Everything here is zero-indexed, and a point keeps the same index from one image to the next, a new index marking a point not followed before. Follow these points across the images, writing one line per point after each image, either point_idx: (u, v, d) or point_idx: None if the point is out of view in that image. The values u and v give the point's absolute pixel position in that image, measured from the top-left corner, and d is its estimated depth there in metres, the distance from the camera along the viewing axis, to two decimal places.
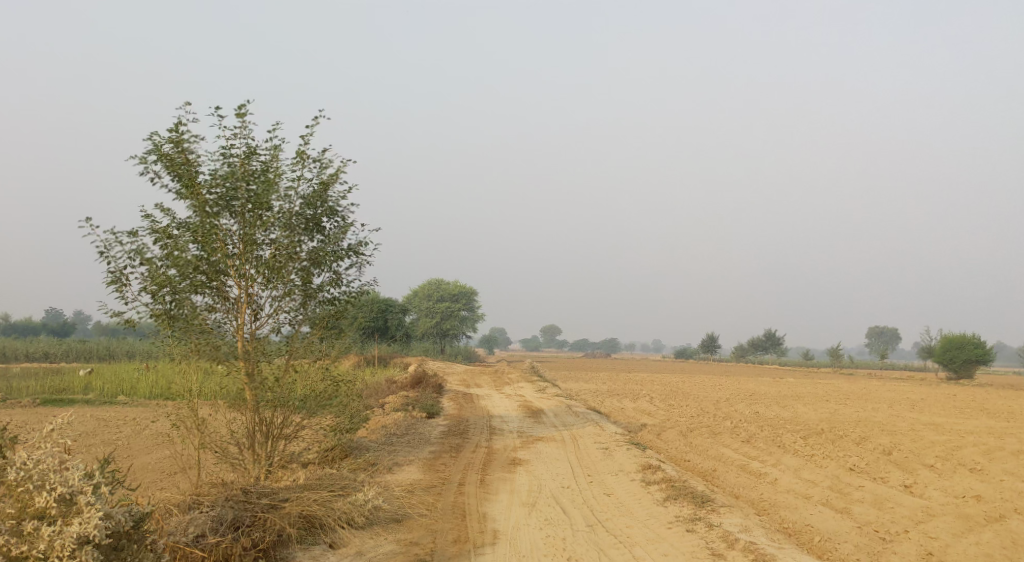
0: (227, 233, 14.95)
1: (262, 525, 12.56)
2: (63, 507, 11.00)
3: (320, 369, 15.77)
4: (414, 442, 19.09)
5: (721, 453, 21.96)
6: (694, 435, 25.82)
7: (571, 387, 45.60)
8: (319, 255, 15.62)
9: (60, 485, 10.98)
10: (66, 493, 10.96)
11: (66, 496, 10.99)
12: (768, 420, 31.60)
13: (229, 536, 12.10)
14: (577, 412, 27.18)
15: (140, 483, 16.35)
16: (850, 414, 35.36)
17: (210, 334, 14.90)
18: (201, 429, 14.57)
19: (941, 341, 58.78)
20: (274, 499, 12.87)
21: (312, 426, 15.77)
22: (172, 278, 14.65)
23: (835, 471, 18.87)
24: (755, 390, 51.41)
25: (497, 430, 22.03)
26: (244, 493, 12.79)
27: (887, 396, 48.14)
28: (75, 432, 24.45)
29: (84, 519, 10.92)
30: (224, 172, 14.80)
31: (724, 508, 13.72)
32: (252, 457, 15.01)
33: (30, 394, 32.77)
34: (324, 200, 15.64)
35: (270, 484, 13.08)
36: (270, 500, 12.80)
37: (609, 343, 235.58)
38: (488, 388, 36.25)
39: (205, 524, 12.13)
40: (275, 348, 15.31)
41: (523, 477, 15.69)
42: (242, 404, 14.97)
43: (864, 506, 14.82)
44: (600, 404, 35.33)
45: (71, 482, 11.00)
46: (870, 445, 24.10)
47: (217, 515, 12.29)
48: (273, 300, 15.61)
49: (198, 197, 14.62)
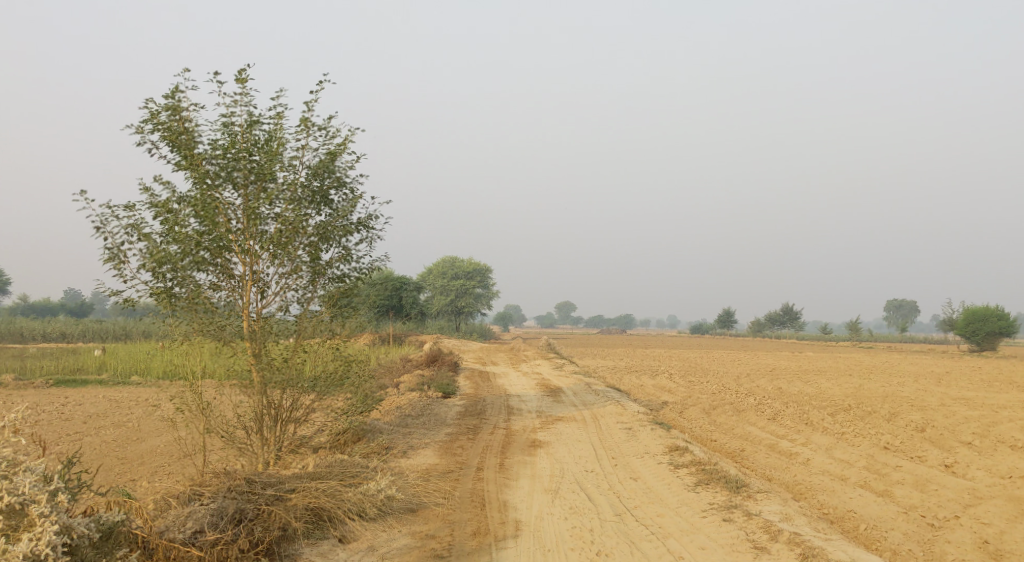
0: (230, 206, 14.20)
1: (266, 519, 11.87)
2: (13, 521, 10.25)
3: (330, 349, 15.04)
4: (429, 423, 18.40)
5: (748, 432, 21.18)
6: (718, 414, 25.06)
7: (589, 364, 44.87)
8: (326, 229, 14.86)
9: (9, 494, 10.22)
10: (16, 503, 10.23)
11: (16, 507, 10.25)
12: (792, 396, 30.81)
13: (230, 532, 11.40)
14: (597, 390, 26.42)
15: (146, 472, 15.71)
16: (876, 388, 34.50)
17: (214, 313, 14.19)
18: (206, 413, 13.86)
19: (964, 314, 57.61)
20: (280, 490, 12.20)
21: (323, 409, 15.09)
22: (174, 254, 13.91)
23: (870, 451, 18.07)
24: (775, 365, 50.49)
25: (516, 410, 21.34)
26: (248, 483, 12.15)
27: (911, 371, 47.15)
28: (86, 415, 23.92)
29: (35, 535, 10.13)
30: (225, 142, 14.02)
31: (760, 494, 12.96)
32: (260, 441, 14.32)
33: (43, 374, 32.34)
34: (332, 171, 14.86)
35: (275, 474, 12.47)
36: (275, 491, 12.14)
37: (625, 319, 234.74)
38: (505, 365, 35.58)
39: (204, 519, 11.48)
40: (282, 327, 14.59)
41: (544, 460, 14.98)
42: (249, 387, 14.27)
43: (906, 488, 14.05)
44: (620, 381, 34.58)
45: (22, 491, 10.26)
46: (901, 421, 23.26)
47: (218, 508, 11.63)
48: (281, 277, 14.89)
49: (198, 169, 13.86)
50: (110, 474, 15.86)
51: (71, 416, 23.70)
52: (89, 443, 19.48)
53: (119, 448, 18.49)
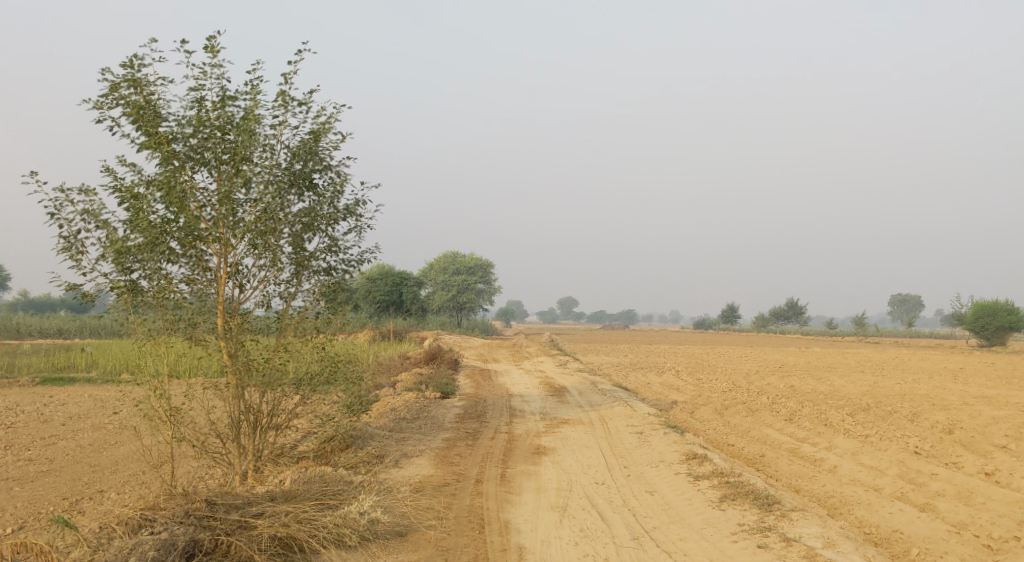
0: (202, 191, 12.91)
1: (223, 552, 10.69)
2: None
3: (316, 348, 13.71)
4: (425, 427, 17.06)
5: (767, 435, 19.85)
6: (732, 414, 23.69)
7: (593, 361, 43.55)
8: (310, 216, 13.55)
9: None
10: None
11: None
12: (806, 394, 29.41)
13: None
14: (604, 389, 25.07)
15: (116, 484, 14.40)
16: (891, 386, 33.13)
17: (184, 309, 12.90)
18: (175, 419, 12.55)
19: (973, 308, 56.23)
20: (244, 516, 10.97)
21: (307, 414, 13.74)
22: (139, 243, 12.61)
23: (900, 456, 16.76)
24: (784, 360, 49.15)
25: (518, 411, 19.99)
26: (209, 506, 11.00)
27: (922, 367, 45.77)
28: (65, 416, 22.60)
29: None
30: (196, 120, 12.72)
31: (796, 513, 11.66)
32: (237, 451, 12.99)
33: (31, 372, 30.99)
34: (315, 152, 13.54)
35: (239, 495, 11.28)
36: (239, 518, 10.91)
37: (626, 315, 233.30)
38: (507, 363, 34.08)
39: (151, 554, 10.23)
40: (262, 324, 13.29)
41: (550, 470, 13.67)
42: (224, 390, 12.93)
43: (949, 500, 12.75)
44: (626, 379, 33.24)
45: None
46: (926, 422, 21.89)
47: (167, 539, 10.42)
48: (260, 269, 13.60)
49: (165, 149, 12.55)
50: (79, 485, 14.55)
51: (49, 417, 22.34)
52: (62, 448, 18.13)
53: (93, 454, 17.18)
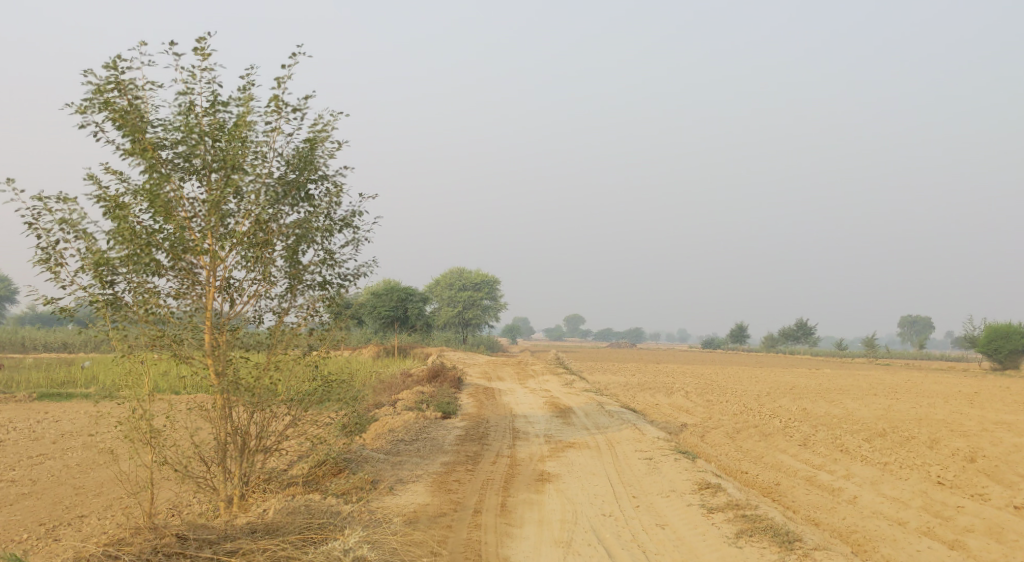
0: (189, 200, 12.25)
1: None
2: None
3: (308, 367, 12.99)
4: (424, 450, 16.34)
5: (781, 461, 19.07)
6: (744, 439, 22.88)
7: (600, 380, 42.74)
8: (305, 228, 12.88)
9: None
10: None
11: None
12: (819, 417, 28.57)
13: None
14: (611, 411, 24.29)
15: (97, 509, 13.69)
16: (907, 410, 32.24)
17: (170, 324, 12.23)
18: (156, 442, 11.83)
19: (986, 330, 55.29)
20: (218, 551, 10.49)
21: (298, 436, 13.03)
22: (122, 255, 11.93)
23: (922, 486, 15.97)
24: (794, 382, 48.20)
25: (522, 434, 19.22)
26: (181, 541, 10.54)
27: (936, 389, 44.80)
28: (57, 433, 21.87)
29: None
30: (184, 125, 12.08)
31: (818, 552, 10.94)
32: (222, 475, 12.28)
33: (26, 387, 30.22)
34: (310, 161, 12.89)
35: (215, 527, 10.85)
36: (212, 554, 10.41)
37: (634, 334, 231.99)
38: (512, 381, 33.32)
39: None
40: (253, 341, 12.60)
41: (554, 500, 12.93)
42: (210, 410, 12.23)
43: (979, 538, 12.06)
44: (633, 400, 32.45)
45: None
46: (946, 449, 21.04)
47: None
48: (251, 283, 12.93)
49: (151, 155, 11.90)
50: (58, 509, 13.83)
51: (39, 435, 21.62)
52: (47, 468, 17.42)
53: (79, 475, 16.47)
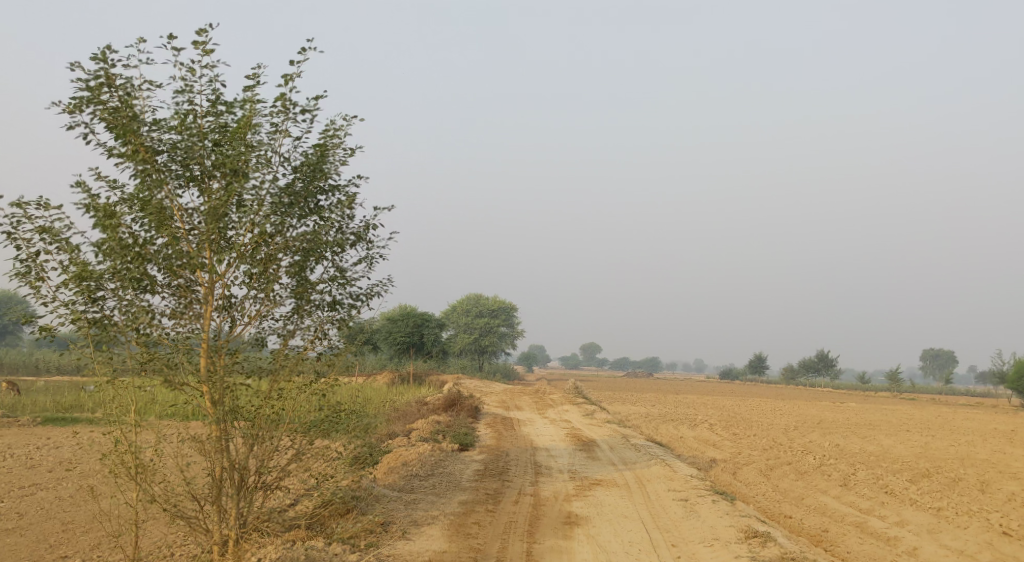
0: (186, 210, 11.14)
1: None
2: None
3: (315, 396, 11.80)
4: (440, 486, 15.11)
5: (824, 503, 17.69)
6: (779, 477, 21.49)
7: (621, 412, 41.32)
8: (313, 242, 11.75)
9: None
10: None
11: None
12: (855, 455, 27.10)
13: None
14: (637, 445, 22.91)
15: (82, 550, 12.49)
16: (945, 448, 30.70)
17: (163, 346, 11.10)
18: (143, 479, 10.61)
19: (1016, 366, 53.63)
20: None
21: (300, 472, 11.82)
22: (112, 269, 10.81)
23: (986, 537, 14.65)
24: (821, 416, 46.58)
25: (545, 469, 17.94)
26: None
27: (970, 426, 43.11)
28: (54, 461, 20.65)
29: None
30: (183, 127, 10.99)
31: None
32: (216, 516, 11.05)
33: (32, 412, 29.06)
34: (320, 169, 11.79)
35: None
36: None
37: (650, 363, 230.03)
38: (531, 411, 32.01)
39: None
40: (253, 366, 11.43)
41: (586, 549, 11.73)
42: (204, 442, 11.04)
43: None
44: (657, 432, 31.04)
45: None
46: (999, 493, 19.66)
47: None
48: (253, 302, 11.80)
49: (145, 159, 10.79)
50: (40, 549, 12.62)
51: (36, 463, 20.42)
52: (37, 500, 16.20)
53: (71, 509, 15.25)
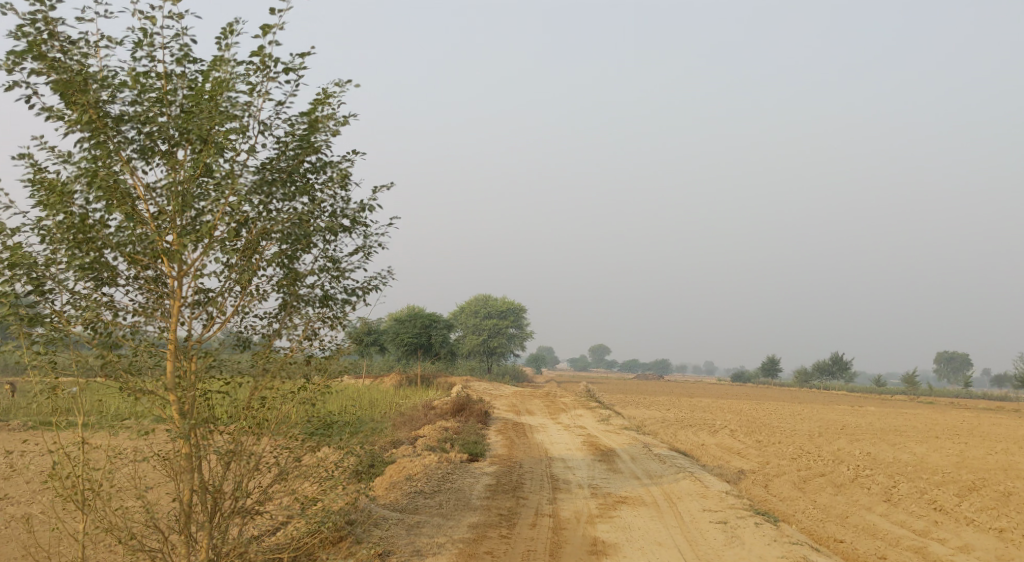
0: (150, 188, 9.61)
1: None
2: None
3: (304, 406, 10.12)
4: (449, 505, 13.46)
5: (873, 523, 16.00)
6: (816, 491, 19.77)
7: (635, 416, 39.61)
8: (301, 225, 10.14)
9: None
10: None
11: None
12: (890, 465, 25.33)
13: None
14: (660, 454, 21.19)
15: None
16: (983, 456, 28.92)
17: (122, 346, 9.50)
18: (94, 508, 9.00)
19: None
20: None
21: (284, 495, 10.19)
22: (60, 256, 9.24)
23: None
24: (842, 420, 44.87)
25: (563, 483, 16.27)
26: None
27: (999, 432, 41.28)
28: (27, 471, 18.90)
29: None
30: (146, 91, 9.51)
31: None
32: (184, 546, 9.45)
33: None
34: (306, 143, 10.24)
35: None
36: None
37: (659, 364, 228.21)
38: (543, 417, 30.29)
39: None
40: (229, 370, 9.83)
41: None
42: (172, 459, 9.44)
43: None
44: (677, 440, 29.28)
45: None
46: None
47: None
48: (231, 297, 10.19)
49: (99, 128, 9.30)
50: None
51: None
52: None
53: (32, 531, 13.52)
